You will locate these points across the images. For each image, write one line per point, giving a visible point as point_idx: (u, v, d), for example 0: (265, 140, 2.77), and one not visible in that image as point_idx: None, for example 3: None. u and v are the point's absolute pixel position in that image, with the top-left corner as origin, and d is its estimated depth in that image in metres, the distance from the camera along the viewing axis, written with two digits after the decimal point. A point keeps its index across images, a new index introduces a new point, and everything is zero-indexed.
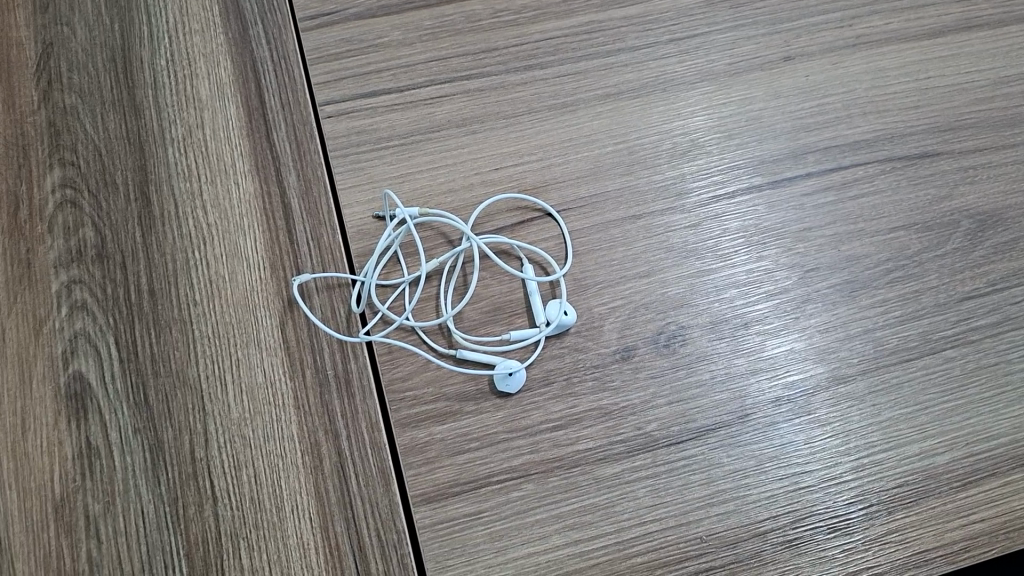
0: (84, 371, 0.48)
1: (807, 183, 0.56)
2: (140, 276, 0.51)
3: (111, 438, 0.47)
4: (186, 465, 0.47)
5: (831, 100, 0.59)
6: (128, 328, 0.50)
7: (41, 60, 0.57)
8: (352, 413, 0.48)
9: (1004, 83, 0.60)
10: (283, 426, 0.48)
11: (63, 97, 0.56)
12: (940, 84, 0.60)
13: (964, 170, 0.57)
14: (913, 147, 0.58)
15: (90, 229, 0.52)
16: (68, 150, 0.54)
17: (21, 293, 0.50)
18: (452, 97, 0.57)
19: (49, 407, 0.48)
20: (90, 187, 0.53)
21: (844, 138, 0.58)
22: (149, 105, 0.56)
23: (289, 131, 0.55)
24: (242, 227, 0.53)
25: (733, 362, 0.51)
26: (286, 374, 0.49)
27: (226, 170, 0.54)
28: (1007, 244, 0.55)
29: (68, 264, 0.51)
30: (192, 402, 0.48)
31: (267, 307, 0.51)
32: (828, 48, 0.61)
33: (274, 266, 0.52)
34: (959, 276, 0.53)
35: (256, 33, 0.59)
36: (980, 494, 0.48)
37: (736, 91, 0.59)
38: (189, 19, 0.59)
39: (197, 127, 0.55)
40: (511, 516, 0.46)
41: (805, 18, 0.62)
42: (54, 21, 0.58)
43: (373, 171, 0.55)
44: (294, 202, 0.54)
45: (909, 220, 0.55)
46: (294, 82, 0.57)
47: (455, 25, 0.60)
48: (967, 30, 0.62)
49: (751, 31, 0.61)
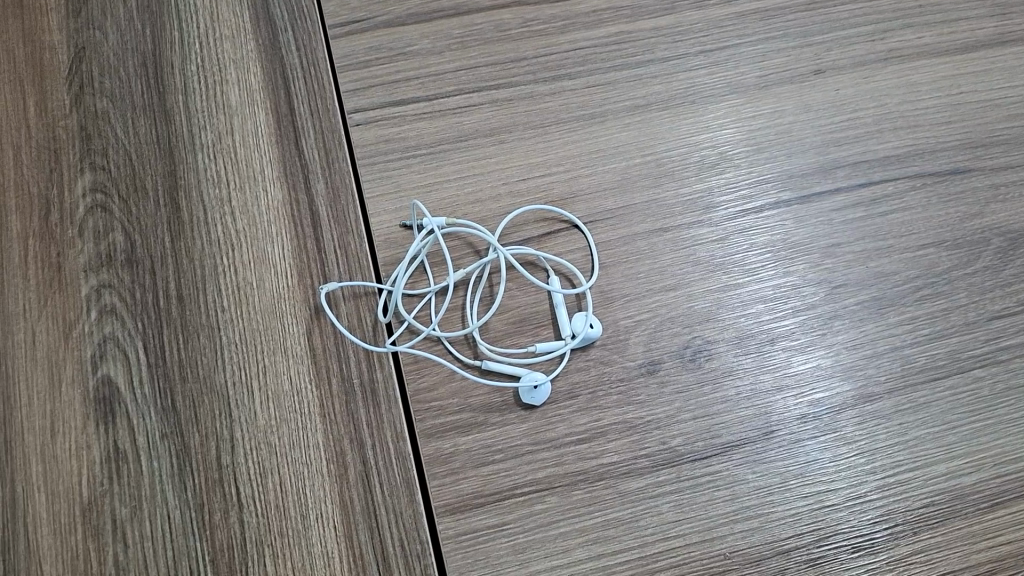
0: (112, 375, 0.49)
1: (836, 199, 0.56)
2: (169, 281, 0.51)
3: (138, 442, 0.47)
4: (211, 471, 0.47)
5: (860, 115, 0.59)
6: (156, 333, 0.50)
7: (74, 64, 0.57)
8: (377, 422, 0.48)
9: None
10: (308, 434, 0.48)
11: (95, 102, 0.56)
12: (972, 100, 0.59)
13: (995, 188, 0.57)
14: (944, 163, 0.57)
15: (120, 234, 0.52)
16: (99, 155, 0.55)
17: (51, 297, 0.51)
18: (479, 107, 0.57)
19: (78, 411, 0.48)
20: (121, 192, 0.54)
21: (873, 154, 0.57)
22: (179, 110, 0.56)
23: (318, 138, 0.56)
24: (269, 233, 0.53)
25: (759, 378, 0.50)
26: (312, 382, 0.49)
27: (254, 177, 0.54)
28: None
29: (98, 269, 0.51)
30: (220, 408, 0.48)
31: (294, 316, 0.51)
32: (859, 62, 0.60)
33: (301, 274, 0.52)
34: (988, 295, 0.53)
35: (285, 40, 0.59)
36: (1006, 516, 0.47)
37: (765, 105, 0.59)
38: (220, 25, 0.59)
39: (227, 133, 0.56)
40: (534, 529, 0.46)
41: (836, 31, 0.61)
42: (87, 26, 0.59)
43: (401, 180, 0.55)
44: (321, 211, 0.54)
45: (939, 237, 0.55)
46: (323, 90, 0.57)
47: (484, 35, 0.60)
48: (1000, 45, 0.61)
49: (780, 44, 0.61)
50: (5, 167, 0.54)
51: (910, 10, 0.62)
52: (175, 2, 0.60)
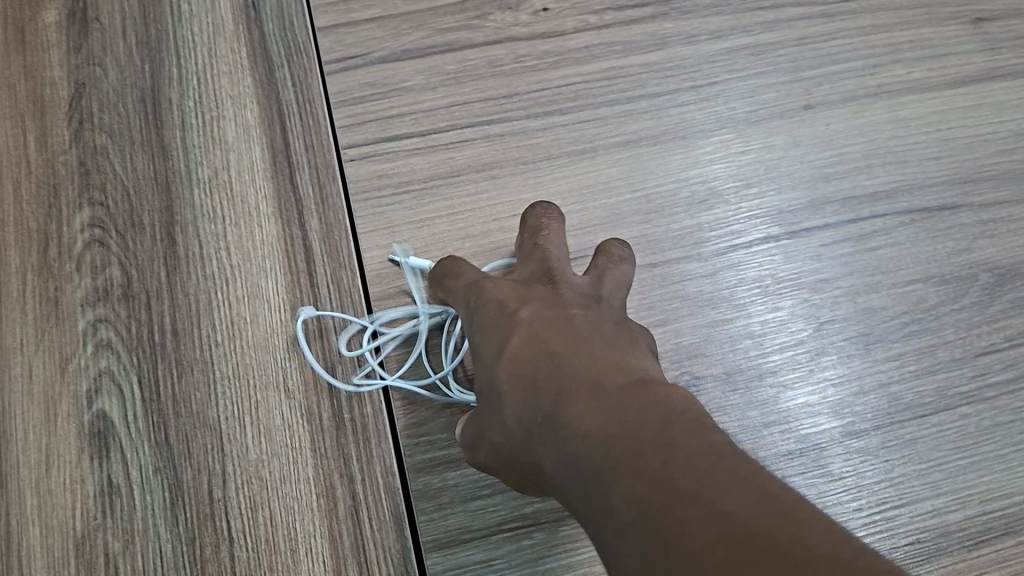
0: (107, 410, 0.50)
1: (826, 234, 0.56)
2: (164, 315, 0.52)
3: (132, 476, 0.48)
4: (203, 506, 0.48)
5: (849, 151, 0.59)
6: (150, 368, 0.51)
7: (73, 100, 0.58)
8: (366, 458, 0.49)
9: None
10: (299, 469, 0.49)
11: (94, 137, 0.57)
12: (961, 136, 0.60)
13: (983, 224, 0.57)
14: (932, 199, 0.58)
15: (117, 268, 0.53)
16: (97, 190, 0.55)
17: (48, 331, 0.51)
18: (472, 142, 0.58)
19: (73, 444, 0.49)
20: (118, 227, 0.54)
21: (862, 190, 0.58)
22: (177, 146, 0.57)
23: (313, 174, 0.57)
24: (264, 268, 0.54)
25: (746, 415, 0.51)
26: (303, 417, 0.50)
27: (250, 213, 0.55)
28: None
29: (94, 303, 0.52)
30: (212, 442, 0.49)
31: (287, 351, 0.52)
32: (849, 97, 0.61)
33: (295, 310, 0.53)
34: (975, 331, 0.54)
35: (282, 75, 0.60)
36: (990, 554, 0.48)
37: (755, 140, 0.59)
38: (218, 60, 0.60)
39: (223, 169, 0.57)
40: (521, 565, 0.48)
41: (827, 65, 0.61)
42: (86, 60, 0.59)
43: (392, 216, 0.56)
44: (316, 247, 0.55)
45: (926, 273, 0.55)
46: (318, 126, 0.58)
47: (477, 70, 0.60)
48: (989, 80, 0.62)
49: (772, 79, 0.61)
50: (5, 202, 0.55)
51: (901, 44, 0.62)
52: (174, 34, 0.60)
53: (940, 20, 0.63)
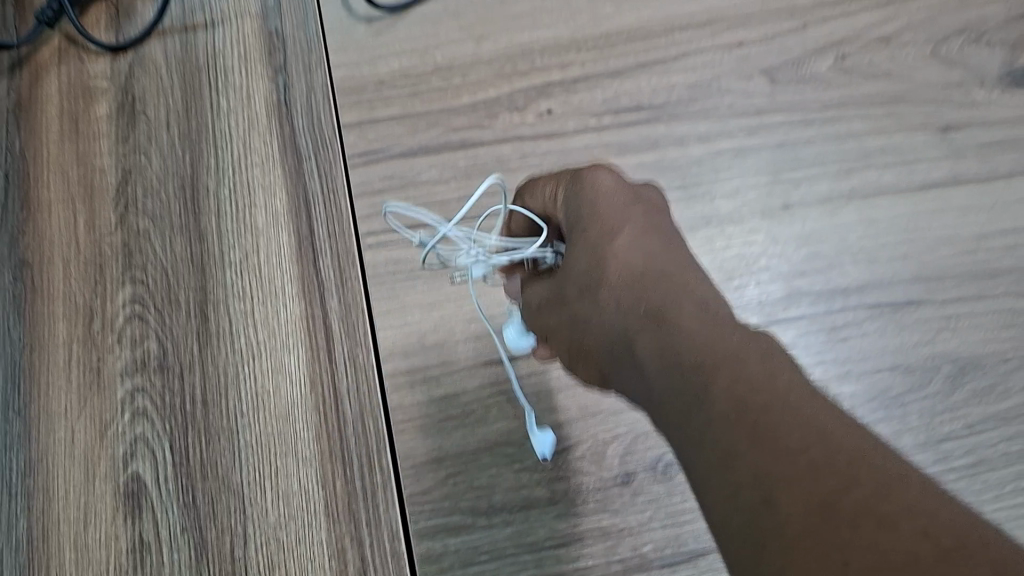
0: (141, 472, 0.55)
1: (801, 325, 0.62)
2: (195, 387, 0.57)
3: (161, 535, 0.54)
4: (225, 563, 0.53)
5: (824, 248, 0.65)
6: (181, 435, 0.56)
7: (120, 187, 0.64)
8: (374, 522, 0.54)
9: (989, 236, 0.65)
10: (312, 532, 0.54)
11: (137, 221, 0.63)
12: (926, 236, 0.65)
13: (946, 318, 0.62)
14: (899, 294, 0.63)
15: (154, 342, 0.59)
16: (139, 269, 0.61)
17: (90, 397, 0.57)
18: (480, 231, 0.64)
19: (109, 503, 0.54)
20: (156, 304, 0.60)
21: (838, 282, 0.63)
22: (212, 230, 0.63)
23: (334, 258, 0.62)
24: (287, 345, 0.59)
25: None
26: (318, 484, 0.55)
27: (276, 293, 0.61)
28: (984, 389, 0.60)
29: (133, 373, 0.58)
30: (234, 505, 0.54)
31: (305, 422, 0.57)
32: (824, 198, 0.66)
33: (314, 386, 0.58)
34: (937, 419, 0.59)
35: (309, 166, 0.65)
36: None
37: (737, 235, 0.65)
38: (251, 151, 0.65)
39: (253, 252, 0.62)
40: None
41: (803, 168, 0.67)
42: (133, 152, 0.65)
43: (406, 298, 0.61)
44: (334, 325, 0.60)
45: (892, 364, 0.61)
46: (341, 213, 0.63)
47: (485, 166, 0.67)
48: (955, 184, 0.67)
49: (754, 179, 0.67)
50: (56, 279, 0.60)
51: (872, 149, 0.68)
52: (211, 125, 0.66)
53: (911, 128, 0.68)
